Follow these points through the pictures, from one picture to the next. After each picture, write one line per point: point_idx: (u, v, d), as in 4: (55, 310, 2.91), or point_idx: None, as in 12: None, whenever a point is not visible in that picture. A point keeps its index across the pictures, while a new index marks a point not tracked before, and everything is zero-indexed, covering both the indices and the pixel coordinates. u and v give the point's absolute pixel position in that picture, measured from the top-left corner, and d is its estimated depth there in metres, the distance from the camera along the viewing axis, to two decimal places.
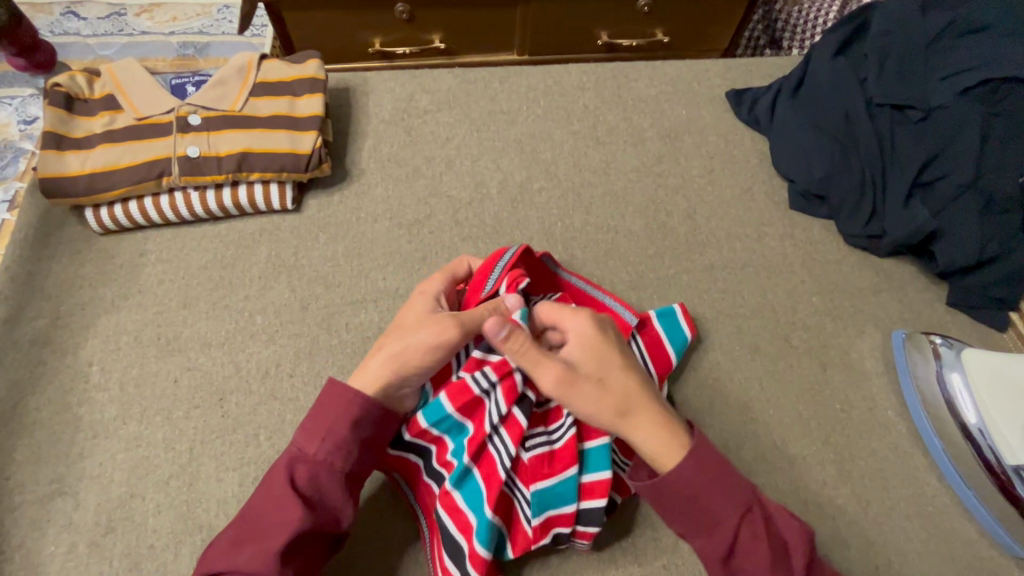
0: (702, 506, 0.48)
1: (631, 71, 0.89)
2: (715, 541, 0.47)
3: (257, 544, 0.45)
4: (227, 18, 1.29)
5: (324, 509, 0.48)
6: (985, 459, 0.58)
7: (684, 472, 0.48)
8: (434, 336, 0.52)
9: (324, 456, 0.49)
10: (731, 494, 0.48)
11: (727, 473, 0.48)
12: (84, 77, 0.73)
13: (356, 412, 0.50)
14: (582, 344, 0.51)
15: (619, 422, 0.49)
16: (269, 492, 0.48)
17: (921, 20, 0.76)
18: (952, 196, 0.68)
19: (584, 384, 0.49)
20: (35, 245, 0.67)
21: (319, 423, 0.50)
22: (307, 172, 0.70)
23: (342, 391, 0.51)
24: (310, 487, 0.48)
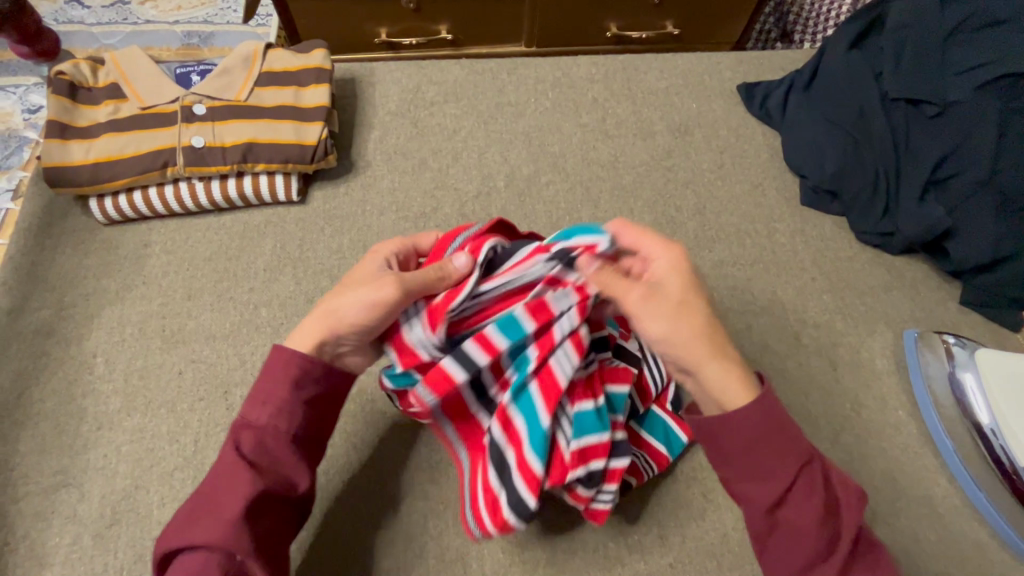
0: (763, 449, 0.44)
1: (641, 64, 0.88)
2: (770, 488, 0.43)
3: (208, 515, 0.43)
4: (233, 7, 1.28)
5: (276, 473, 0.46)
6: (997, 459, 0.58)
7: (751, 415, 0.44)
8: (365, 295, 0.49)
9: (267, 421, 0.47)
10: (791, 447, 0.44)
11: (790, 422, 0.45)
12: (88, 65, 0.72)
13: (296, 371, 0.48)
14: (672, 268, 0.46)
15: (698, 353, 0.45)
16: (215, 464, 0.45)
17: (939, 13, 0.75)
18: (968, 194, 0.67)
19: (668, 308, 0.45)
20: (39, 235, 0.67)
21: (260, 388, 0.48)
22: (313, 163, 0.70)
23: (279, 354, 0.49)
24: (257, 454, 0.46)
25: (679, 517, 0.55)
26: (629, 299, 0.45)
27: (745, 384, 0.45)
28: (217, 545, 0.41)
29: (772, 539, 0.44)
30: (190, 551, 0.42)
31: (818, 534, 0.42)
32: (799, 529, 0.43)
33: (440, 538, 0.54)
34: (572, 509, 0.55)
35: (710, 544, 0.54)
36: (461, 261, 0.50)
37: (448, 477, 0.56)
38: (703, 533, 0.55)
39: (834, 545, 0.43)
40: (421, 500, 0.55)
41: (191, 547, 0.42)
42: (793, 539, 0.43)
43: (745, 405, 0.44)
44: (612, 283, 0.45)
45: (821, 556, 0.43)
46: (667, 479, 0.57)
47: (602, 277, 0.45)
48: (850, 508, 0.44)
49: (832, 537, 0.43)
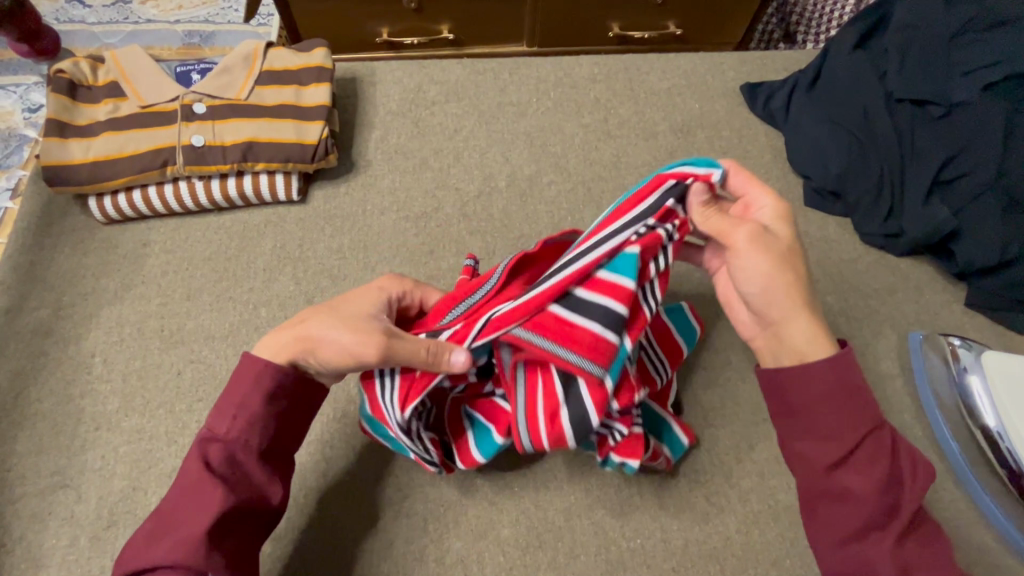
0: (833, 411, 0.45)
1: (644, 64, 0.87)
2: (834, 447, 0.45)
3: (176, 533, 0.43)
4: (234, 6, 1.28)
5: (246, 487, 0.46)
6: (1005, 463, 0.57)
7: (827, 374, 0.46)
8: (327, 343, 0.48)
9: (237, 434, 0.46)
10: (861, 411, 0.45)
11: (865, 392, 0.46)
12: (87, 63, 0.72)
13: (265, 385, 0.47)
14: (778, 216, 0.50)
15: (785, 307, 0.48)
16: (183, 479, 0.45)
17: (944, 12, 0.74)
18: (974, 195, 0.66)
19: (772, 255, 0.47)
20: (39, 234, 0.67)
21: (226, 402, 0.47)
22: (313, 163, 0.69)
23: (247, 366, 0.48)
24: (227, 468, 0.45)
25: (682, 521, 0.55)
26: (736, 239, 0.48)
27: (819, 338, 0.47)
28: (185, 565, 0.41)
29: (827, 500, 0.46)
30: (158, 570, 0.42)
31: (878, 499, 0.44)
32: (855, 491, 0.44)
33: (441, 541, 0.53)
34: (574, 512, 0.55)
35: (713, 548, 0.54)
36: (456, 355, 0.47)
37: (448, 479, 0.56)
38: (707, 537, 0.54)
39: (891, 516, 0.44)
40: (421, 503, 0.55)
41: (160, 566, 0.42)
42: (848, 502, 0.45)
43: (823, 361, 0.46)
44: (718, 220, 0.50)
45: (879, 522, 0.44)
46: (670, 482, 0.56)
47: (707, 214, 0.50)
48: (914, 485, 0.44)
49: (891, 507, 0.44)
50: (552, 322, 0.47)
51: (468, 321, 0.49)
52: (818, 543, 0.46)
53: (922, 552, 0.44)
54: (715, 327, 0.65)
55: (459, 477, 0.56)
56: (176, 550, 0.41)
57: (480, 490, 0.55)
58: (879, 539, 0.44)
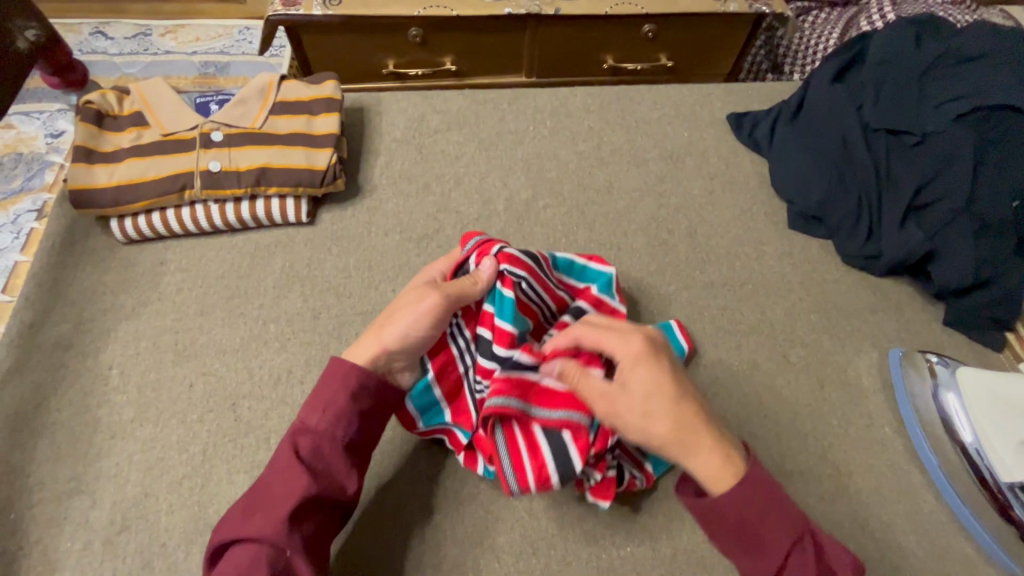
0: (755, 529, 0.46)
1: (635, 95, 0.92)
2: (765, 561, 0.46)
3: (262, 513, 0.46)
4: (247, 39, 1.35)
5: (328, 478, 0.49)
6: (981, 476, 0.60)
7: (738, 498, 0.46)
8: (412, 308, 0.54)
9: (325, 427, 0.50)
10: (780, 522, 0.46)
11: (780, 498, 0.47)
12: (114, 95, 0.77)
13: (355, 384, 0.51)
14: (635, 361, 0.50)
15: (674, 451, 0.48)
16: (274, 464, 0.48)
17: (915, 51, 0.80)
18: (947, 219, 0.70)
19: (631, 413, 0.48)
20: (62, 253, 0.71)
21: (318, 397, 0.51)
22: (322, 187, 0.73)
23: (339, 366, 0.52)
24: (312, 457, 0.49)
25: (671, 529, 0.57)
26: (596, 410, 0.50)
27: (730, 461, 0.47)
28: (269, 543, 0.44)
29: None
30: (241, 544, 0.45)
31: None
32: None
33: (438, 548, 0.55)
34: (566, 521, 0.57)
35: (700, 557, 0.56)
36: (484, 265, 0.58)
37: (446, 489, 0.58)
38: (695, 545, 0.56)
39: None
40: (420, 511, 0.57)
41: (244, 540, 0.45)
42: None
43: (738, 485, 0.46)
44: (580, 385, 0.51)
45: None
46: (659, 494, 0.59)
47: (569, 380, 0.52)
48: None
49: None
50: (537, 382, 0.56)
51: (484, 247, 0.61)
52: None
53: None
54: (701, 344, 0.69)
55: (457, 486, 0.58)
56: (261, 526, 0.44)
57: (476, 499, 0.58)
58: None
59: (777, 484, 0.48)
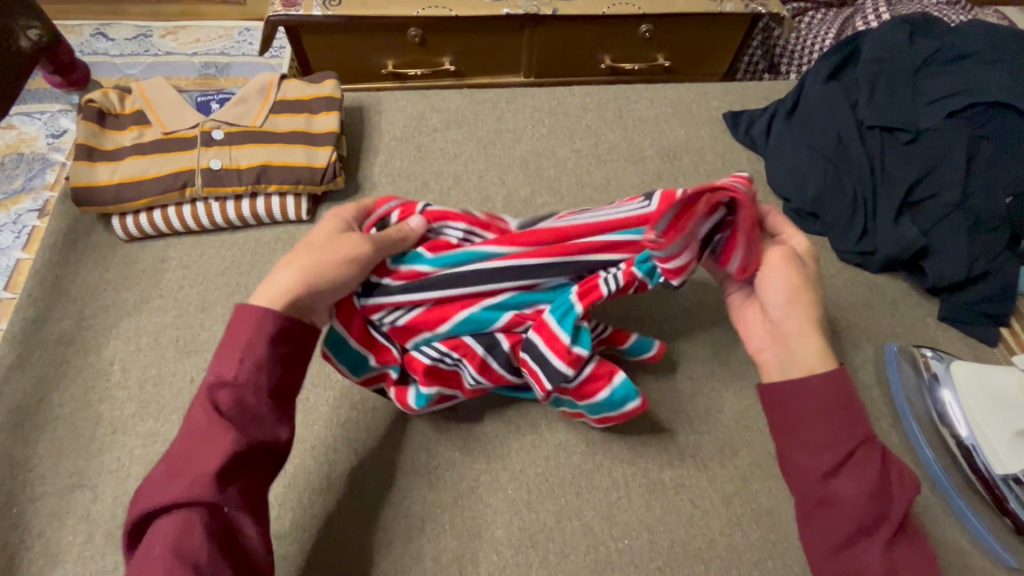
0: (828, 424, 0.46)
1: (632, 94, 0.93)
2: (826, 458, 0.46)
3: (183, 478, 0.40)
4: (248, 40, 1.36)
5: (258, 430, 0.44)
6: (977, 470, 0.60)
7: (820, 385, 0.47)
8: (345, 251, 0.51)
9: (245, 378, 0.44)
10: (854, 423, 0.46)
11: (860, 405, 0.47)
12: (116, 94, 0.78)
13: (274, 327, 0.46)
14: (807, 250, 0.54)
15: (801, 321, 0.49)
16: (188, 420, 0.42)
17: (908, 50, 0.82)
18: (942, 215, 0.71)
19: (793, 277, 0.50)
20: (64, 250, 0.71)
21: (230, 345, 0.45)
22: (321, 184, 0.74)
23: (249, 313, 0.46)
24: (234, 412, 0.43)
25: (668, 522, 0.57)
26: (769, 254, 0.52)
27: (827, 357, 0.48)
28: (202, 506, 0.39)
29: (818, 511, 0.46)
30: (167, 513, 0.39)
31: (867, 508, 0.44)
32: (847, 503, 0.44)
33: (437, 541, 0.55)
34: (564, 514, 0.57)
35: (697, 549, 0.56)
36: (414, 222, 0.57)
37: (445, 483, 0.59)
38: (691, 538, 0.57)
39: (880, 525, 0.44)
40: (419, 504, 0.57)
41: (166, 510, 0.39)
42: (838, 513, 0.45)
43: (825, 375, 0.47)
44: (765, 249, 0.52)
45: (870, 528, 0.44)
46: (657, 488, 0.59)
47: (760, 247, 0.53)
48: (902, 496, 0.45)
49: (879, 517, 0.44)
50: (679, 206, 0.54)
51: (407, 206, 0.59)
52: (812, 544, 0.47)
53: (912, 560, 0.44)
54: (697, 339, 0.69)
55: (456, 480, 0.59)
56: (191, 487, 0.39)
57: (475, 492, 0.58)
58: (871, 547, 0.44)
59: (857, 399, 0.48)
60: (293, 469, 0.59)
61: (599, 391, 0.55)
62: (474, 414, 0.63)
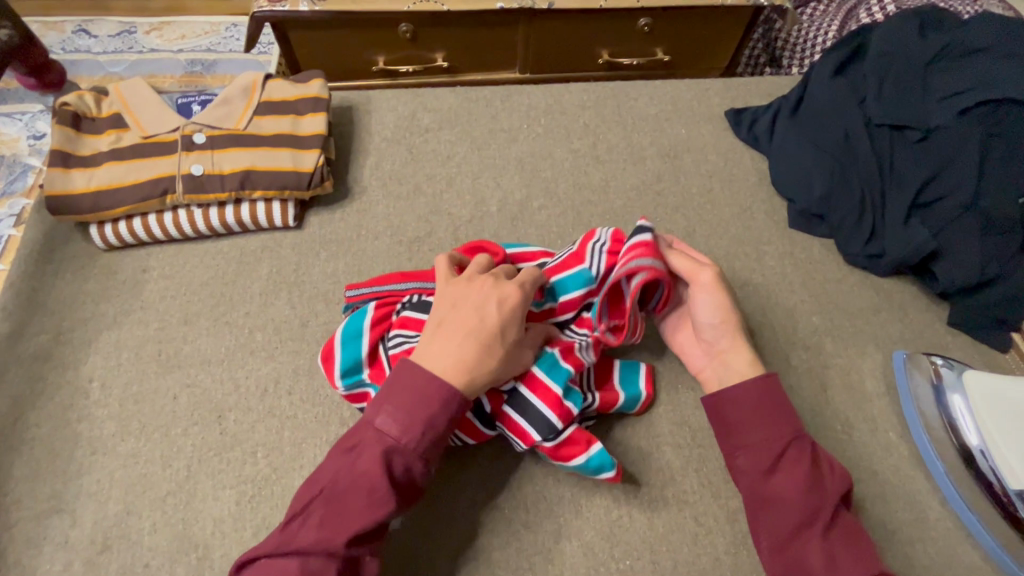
0: (761, 425, 0.53)
1: (631, 90, 0.90)
2: (763, 456, 0.52)
3: (336, 528, 0.45)
4: (235, 36, 1.32)
5: (405, 499, 0.47)
6: (988, 484, 0.58)
7: (752, 391, 0.54)
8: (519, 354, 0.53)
9: (416, 451, 0.47)
10: (784, 422, 0.53)
11: (789, 408, 0.54)
12: (92, 96, 0.74)
13: (455, 411, 0.48)
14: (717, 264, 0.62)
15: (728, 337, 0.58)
16: (357, 474, 0.46)
17: (919, 42, 0.78)
18: (952, 217, 0.69)
19: (717, 298, 0.59)
20: (41, 260, 0.69)
21: (407, 412, 0.47)
22: (309, 189, 0.71)
23: (439, 389, 0.48)
24: (399, 480, 0.47)
25: (671, 542, 0.55)
26: (701, 277, 0.59)
27: (754, 366, 0.57)
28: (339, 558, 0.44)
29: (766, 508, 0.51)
30: (312, 555, 0.44)
31: (804, 500, 0.49)
32: (785, 495, 0.50)
33: (432, 565, 0.53)
34: (563, 534, 0.55)
35: (701, 569, 0.54)
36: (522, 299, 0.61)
37: (439, 502, 0.56)
38: (695, 557, 0.54)
39: (817, 514, 0.49)
40: (413, 526, 0.55)
41: (310, 551, 0.44)
42: (779, 505, 0.50)
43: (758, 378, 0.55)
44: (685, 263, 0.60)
45: (810, 519, 0.49)
46: (659, 506, 0.57)
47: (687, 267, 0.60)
48: (835, 486, 0.50)
49: (815, 507, 0.49)
50: (606, 255, 0.61)
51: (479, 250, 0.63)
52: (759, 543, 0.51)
53: (849, 547, 0.48)
54: None
55: (451, 500, 0.57)
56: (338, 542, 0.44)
57: (470, 513, 0.56)
58: (810, 536, 0.48)
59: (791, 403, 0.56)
60: (282, 491, 0.56)
61: (575, 455, 0.53)
62: None
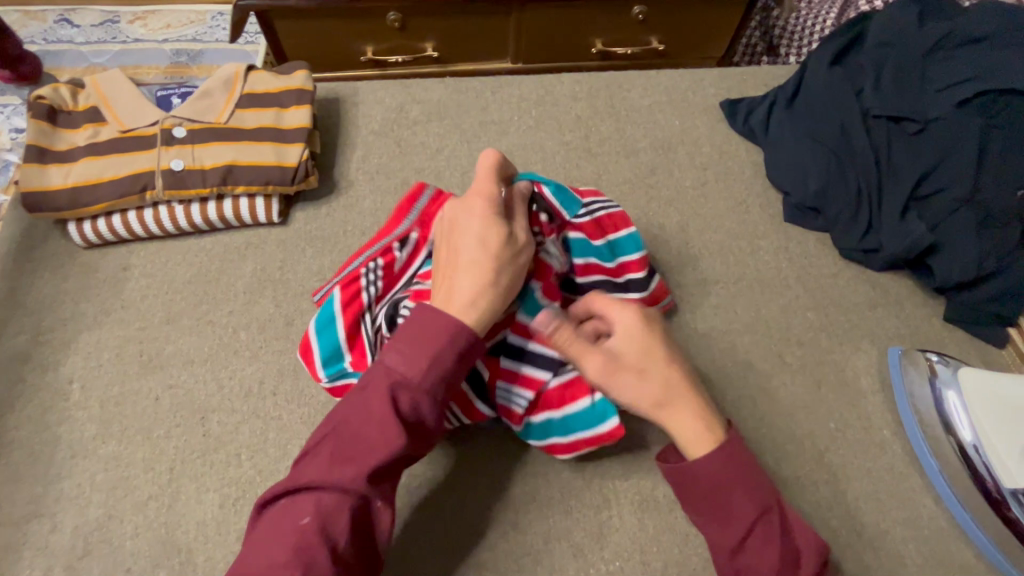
0: (723, 500, 0.45)
1: (625, 81, 0.88)
2: (729, 533, 0.45)
3: (348, 463, 0.42)
4: (220, 25, 1.29)
5: (419, 435, 0.45)
6: (983, 483, 0.57)
7: (712, 466, 0.45)
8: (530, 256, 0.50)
9: (426, 385, 0.45)
10: (750, 495, 0.45)
11: (754, 473, 0.46)
12: (67, 89, 0.72)
13: (463, 344, 0.46)
14: (625, 329, 0.49)
15: (658, 414, 0.48)
16: (365, 410, 0.43)
17: (918, 31, 0.77)
18: (949, 211, 0.68)
19: (629, 377, 0.48)
20: (19, 259, 0.67)
21: (413, 344, 0.45)
22: (293, 185, 0.69)
23: (444, 319, 0.46)
24: (410, 413, 0.44)
25: (661, 543, 0.54)
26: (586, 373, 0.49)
27: (711, 428, 0.47)
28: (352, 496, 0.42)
29: None
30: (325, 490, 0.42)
31: None
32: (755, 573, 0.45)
33: (418, 567, 0.53)
34: (552, 535, 0.55)
35: (692, 570, 0.53)
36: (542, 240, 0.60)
37: (425, 502, 0.56)
38: (686, 558, 0.54)
39: None
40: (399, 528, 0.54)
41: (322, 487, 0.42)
42: None
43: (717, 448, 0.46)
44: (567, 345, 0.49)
45: None
46: (650, 506, 0.56)
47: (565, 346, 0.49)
48: (809, 556, 0.45)
49: None
50: (594, 219, 0.65)
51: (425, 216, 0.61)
52: None
53: None
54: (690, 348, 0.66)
55: (439, 502, 0.56)
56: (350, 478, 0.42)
57: (458, 514, 0.55)
58: None
59: (755, 460, 0.47)
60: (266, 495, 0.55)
61: (580, 396, 0.54)
62: (458, 430, 0.60)
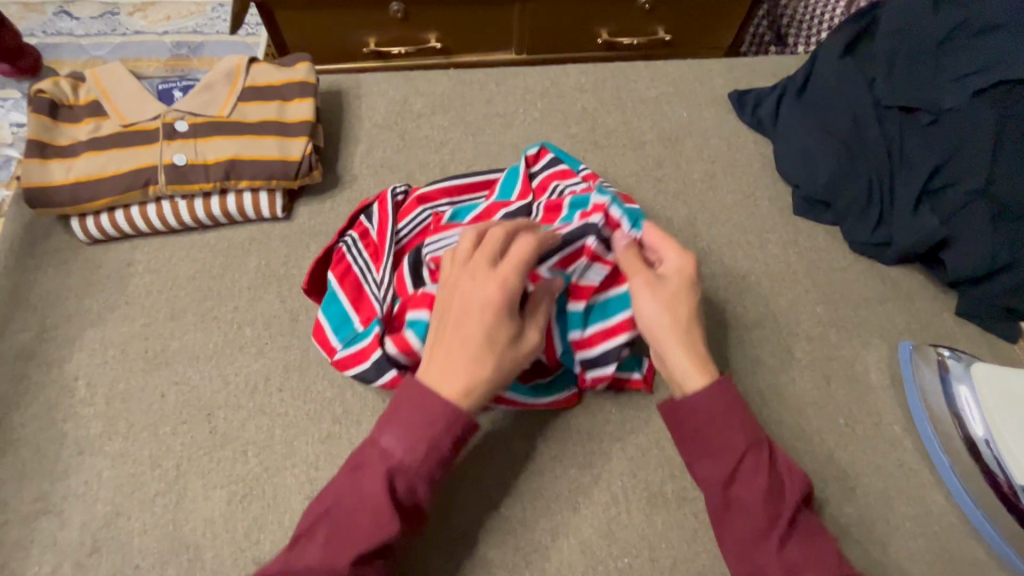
0: (713, 431, 0.49)
1: (631, 72, 0.87)
2: (718, 464, 0.48)
3: (341, 548, 0.43)
4: (221, 16, 1.28)
5: (412, 517, 0.46)
6: (994, 479, 0.56)
7: (703, 398, 0.50)
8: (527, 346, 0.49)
9: (421, 470, 0.45)
10: (738, 429, 0.49)
11: (744, 411, 0.50)
12: (68, 82, 0.71)
13: (459, 431, 0.46)
14: (679, 269, 0.54)
15: (667, 334, 0.52)
16: (361, 495, 0.44)
17: (932, 19, 0.74)
18: (962, 204, 0.66)
19: (655, 298, 0.53)
20: (21, 255, 0.66)
21: (411, 429, 0.45)
22: (297, 179, 0.69)
23: (442, 405, 0.46)
24: (404, 497, 0.45)
25: (670, 539, 0.54)
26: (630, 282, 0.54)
27: (706, 366, 0.51)
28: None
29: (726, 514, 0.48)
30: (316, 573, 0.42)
31: (762, 509, 0.46)
32: (743, 502, 0.47)
33: (426, 563, 0.53)
34: (561, 531, 0.54)
35: (701, 566, 0.53)
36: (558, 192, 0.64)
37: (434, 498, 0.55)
38: (694, 555, 0.54)
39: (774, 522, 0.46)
40: None
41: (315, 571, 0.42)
42: (737, 512, 0.47)
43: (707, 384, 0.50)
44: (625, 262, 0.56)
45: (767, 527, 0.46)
46: (659, 502, 0.56)
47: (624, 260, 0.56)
48: (793, 490, 0.47)
49: (774, 515, 0.46)
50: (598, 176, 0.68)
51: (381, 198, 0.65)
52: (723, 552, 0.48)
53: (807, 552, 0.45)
54: None
55: (447, 497, 0.56)
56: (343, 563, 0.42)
57: (467, 510, 0.55)
58: (769, 544, 0.46)
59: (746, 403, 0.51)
60: (273, 491, 0.55)
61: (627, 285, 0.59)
62: None
